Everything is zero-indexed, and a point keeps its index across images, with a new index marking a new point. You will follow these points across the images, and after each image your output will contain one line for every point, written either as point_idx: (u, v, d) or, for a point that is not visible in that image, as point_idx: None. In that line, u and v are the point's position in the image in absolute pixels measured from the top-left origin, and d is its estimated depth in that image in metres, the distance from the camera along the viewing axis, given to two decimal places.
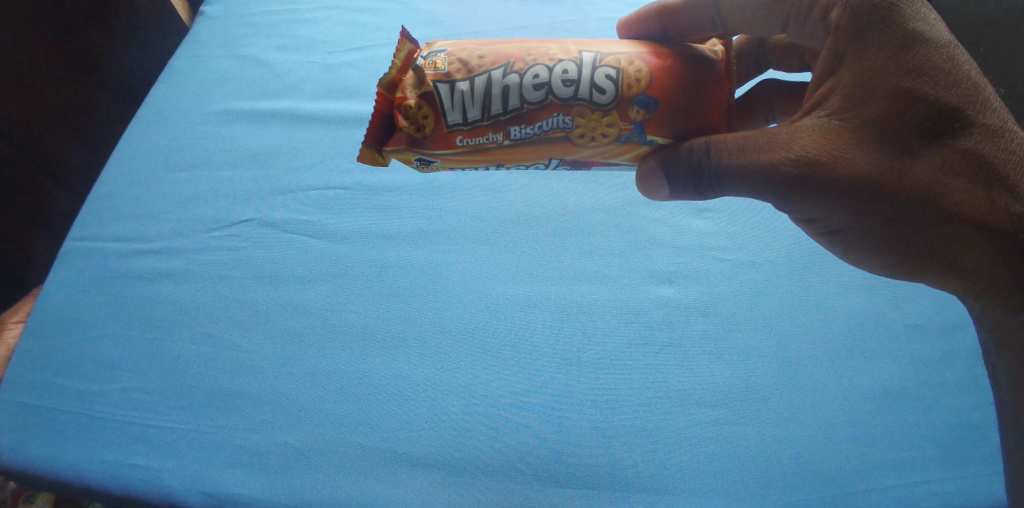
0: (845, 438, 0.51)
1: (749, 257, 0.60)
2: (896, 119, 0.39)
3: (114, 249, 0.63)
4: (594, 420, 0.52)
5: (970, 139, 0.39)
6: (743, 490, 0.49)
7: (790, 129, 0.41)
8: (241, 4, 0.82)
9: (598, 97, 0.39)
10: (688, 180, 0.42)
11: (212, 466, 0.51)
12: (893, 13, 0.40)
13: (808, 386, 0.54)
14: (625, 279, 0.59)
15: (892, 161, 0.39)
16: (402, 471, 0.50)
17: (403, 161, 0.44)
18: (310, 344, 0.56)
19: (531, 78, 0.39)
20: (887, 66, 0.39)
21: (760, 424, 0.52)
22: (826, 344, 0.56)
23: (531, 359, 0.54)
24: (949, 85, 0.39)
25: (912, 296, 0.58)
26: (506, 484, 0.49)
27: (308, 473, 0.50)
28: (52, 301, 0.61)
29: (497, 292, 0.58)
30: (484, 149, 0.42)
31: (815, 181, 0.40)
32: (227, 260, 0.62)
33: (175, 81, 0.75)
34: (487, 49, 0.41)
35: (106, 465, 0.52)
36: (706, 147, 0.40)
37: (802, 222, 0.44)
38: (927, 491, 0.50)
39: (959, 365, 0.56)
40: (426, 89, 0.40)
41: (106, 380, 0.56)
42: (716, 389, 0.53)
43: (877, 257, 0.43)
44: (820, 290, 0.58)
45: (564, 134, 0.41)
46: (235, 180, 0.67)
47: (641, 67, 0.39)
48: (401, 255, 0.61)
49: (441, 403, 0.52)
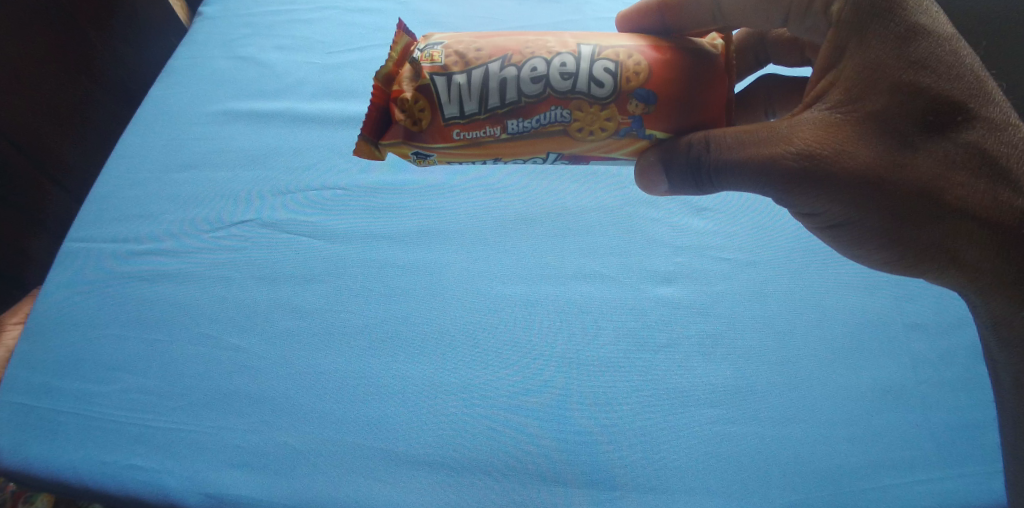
0: (845, 437, 0.52)
1: (749, 256, 0.60)
2: (897, 112, 0.39)
3: (112, 250, 0.63)
4: (594, 418, 0.52)
5: (972, 133, 0.39)
6: (744, 489, 0.49)
7: (791, 123, 0.41)
8: (240, 4, 0.82)
9: (596, 90, 0.39)
10: (689, 174, 0.42)
11: (211, 467, 0.51)
12: (895, 7, 0.40)
13: (808, 385, 0.54)
14: (626, 279, 0.59)
15: (893, 154, 0.39)
16: (402, 471, 0.50)
17: (399, 155, 0.44)
18: (309, 344, 0.56)
19: (529, 71, 0.39)
20: (888, 59, 0.39)
21: (761, 424, 0.52)
22: (826, 343, 0.56)
23: (531, 358, 0.54)
24: (951, 78, 0.39)
25: (911, 295, 0.59)
26: (506, 483, 0.49)
27: (308, 474, 0.50)
28: (50, 301, 0.61)
29: (497, 291, 0.58)
30: (481, 142, 0.42)
31: (815, 175, 0.40)
32: (226, 260, 0.62)
33: (174, 81, 0.75)
34: (484, 42, 0.41)
35: (105, 466, 0.52)
36: (706, 140, 0.40)
37: (803, 217, 0.44)
38: (928, 490, 0.50)
39: (959, 364, 0.56)
40: (422, 82, 0.40)
41: (105, 381, 0.56)
42: (717, 388, 0.53)
43: (878, 251, 0.43)
44: (820, 290, 0.59)
45: (562, 127, 0.41)
46: (235, 181, 0.67)
47: (640, 60, 0.39)
48: (401, 255, 0.60)
49: (441, 402, 0.52)
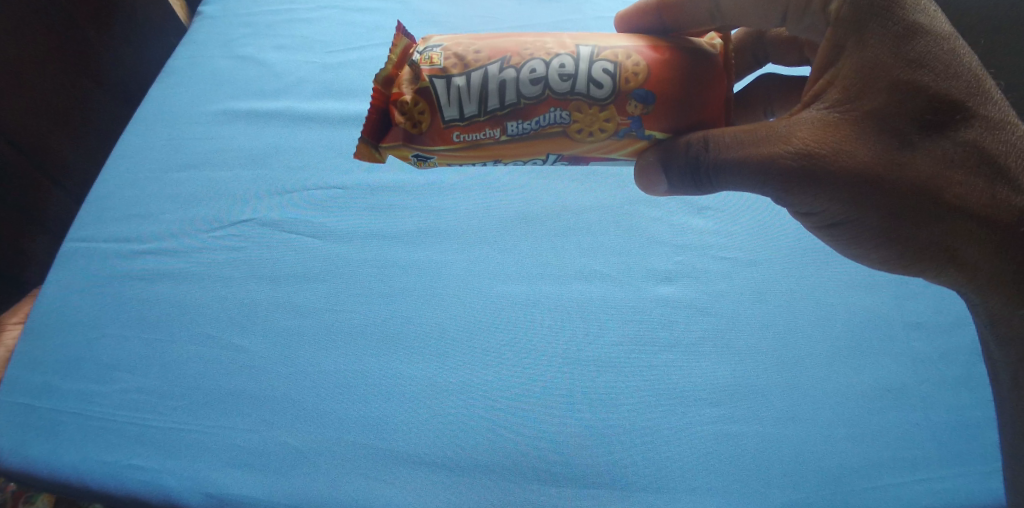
0: (845, 436, 0.52)
1: (749, 256, 0.60)
2: (896, 111, 0.39)
3: (112, 250, 0.63)
4: (594, 418, 0.52)
5: (970, 131, 0.39)
6: (744, 488, 0.49)
7: (789, 123, 0.41)
8: (240, 3, 0.82)
9: (595, 91, 0.39)
10: (688, 174, 0.42)
11: (212, 467, 0.51)
12: (893, 5, 0.40)
13: (808, 384, 0.54)
14: (626, 278, 0.59)
15: (893, 153, 0.39)
16: (403, 471, 0.50)
17: (400, 157, 0.44)
18: (310, 343, 0.56)
19: (528, 72, 0.39)
20: (887, 58, 0.39)
21: (761, 423, 0.52)
22: (826, 342, 0.56)
23: (531, 357, 0.54)
24: (949, 77, 0.39)
25: (911, 294, 0.59)
26: (507, 483, 0.49)
27: (308, 474, 0.50)
28: (50, 302, 0.61)
29: (497, 291, 0.58)
30: (481, 144, 0.42)
31: (814, 174, 0.40)
32: (227, 260, 0.62)
33: (174, 81, 0.75)
34: (483, 44, 0.41)
35: (105, 466, 0.52)
36: (705, 140, 0.40)
37: (801, 216, 0.44)
38: (928, 489, 0.50)
39: (959, 363, 0.56)
40: (421, 84, 0.40)
41: (105, 381, 0.56)
42: (717, 388, 0.53)
43: (876, 250, 0.43)
44: (820, 289, 0.59)
45: (561, 128, 0.41)
46: (235, 180, 0.67)
47: (638, 61, 0.39)
48: (401, 255, 0.60)
49: (441, 402, 0.52)
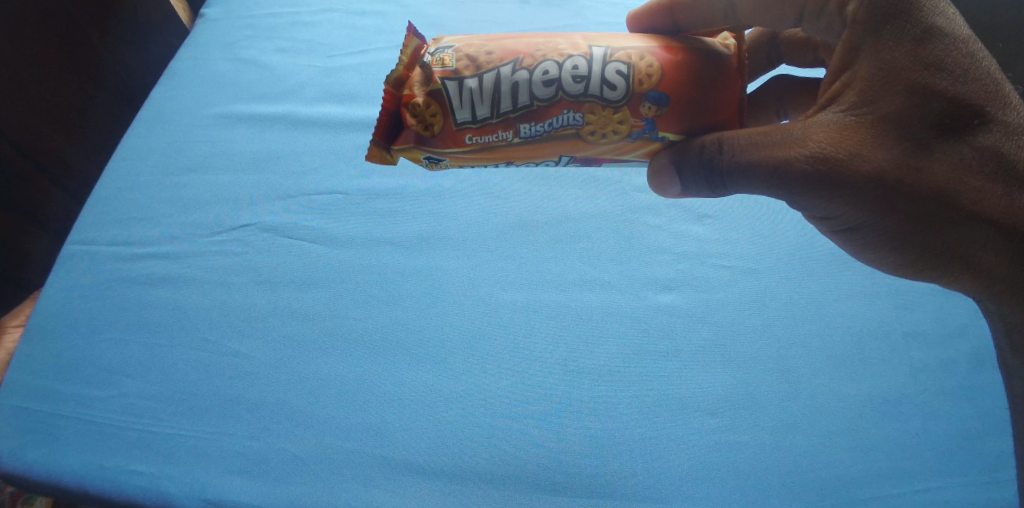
0: (848, 447, 0.51)
1: (750, 264, 0.60)
2: (914, 115, 0.39)
3: (112, 253, 0.63)
4: (597, 428, 0.51)
5: (987, 136, 0.39)
6: (745, 499, 0.49)
7: (804, 125, 0.41)
8: (241, 6, 0.82)
9: (608, 93, 0.39)
10: (701, 177, 0.42)
11: (211, 474, 0.51)
12: (912, 8, 0.40)
13: (811, 394, 0.53)
14: (627, 286, 0.58)
15: (912, 156, 0.39)
16: (402, 479, 0.49)
17: (412, 160, 0.44)
18: (309, 350, 0.56)
19: (541, 74, 0.39)
20: (905, 61, 0.39)
21: (763, 433, 0.51)
22: (828, 351, 0.55)
23: (533, 368, 0.54)
24: (968, 82, 0.39)
25: (914, 303, 0.58)
26: (507, 493, 0.49)
27: (307, 482, 0.50)
28: (49, 306, 0.60)
29: (498, 298, 0.58)
30: (494, 147, 0.42)
31: (831, 177, 0.39)
32: (226, 265, 0.61)
33: (175, 84, 0.75)
34: (495, 45, 0.40)
35: (103, 472, 0.51)
36: (719, 143, 0.40)
37: (815, 220, 0.44)
38: (930, 500, 0.49)
39: (960, 372, 0.55)
40: (433, 87, 0.40)
41: (105, 386, 0.55)
42: (720, 397, 0.53)
43: (893, 255, 0.42)
44: (822, 297, 0.58)
45: (574, 130, 0.41)
46: (235, 185, 0.66)
47: (652, 63, 0.39)
48: (401, 261, 0.60)
49: (441, 411, 0.52)
